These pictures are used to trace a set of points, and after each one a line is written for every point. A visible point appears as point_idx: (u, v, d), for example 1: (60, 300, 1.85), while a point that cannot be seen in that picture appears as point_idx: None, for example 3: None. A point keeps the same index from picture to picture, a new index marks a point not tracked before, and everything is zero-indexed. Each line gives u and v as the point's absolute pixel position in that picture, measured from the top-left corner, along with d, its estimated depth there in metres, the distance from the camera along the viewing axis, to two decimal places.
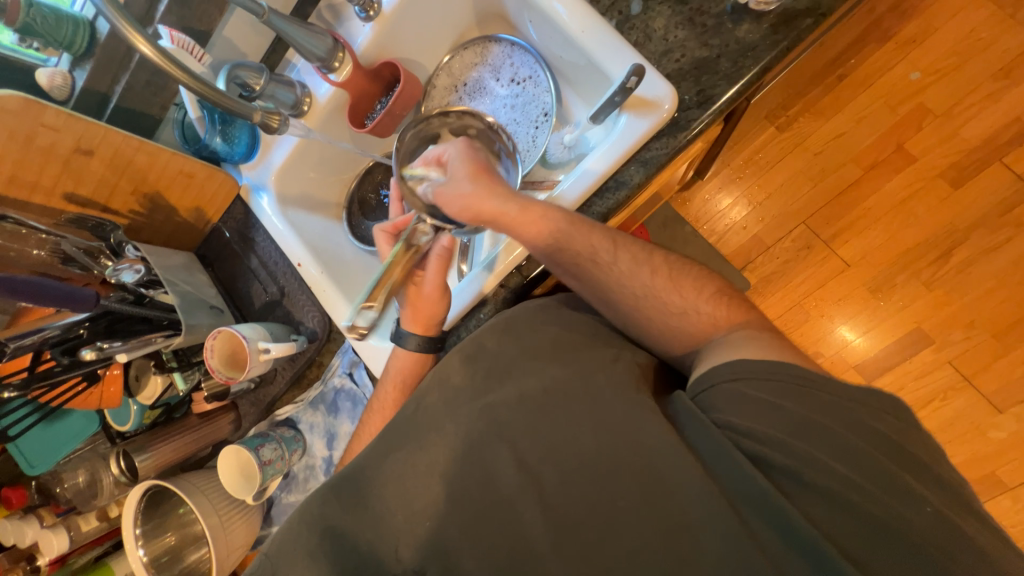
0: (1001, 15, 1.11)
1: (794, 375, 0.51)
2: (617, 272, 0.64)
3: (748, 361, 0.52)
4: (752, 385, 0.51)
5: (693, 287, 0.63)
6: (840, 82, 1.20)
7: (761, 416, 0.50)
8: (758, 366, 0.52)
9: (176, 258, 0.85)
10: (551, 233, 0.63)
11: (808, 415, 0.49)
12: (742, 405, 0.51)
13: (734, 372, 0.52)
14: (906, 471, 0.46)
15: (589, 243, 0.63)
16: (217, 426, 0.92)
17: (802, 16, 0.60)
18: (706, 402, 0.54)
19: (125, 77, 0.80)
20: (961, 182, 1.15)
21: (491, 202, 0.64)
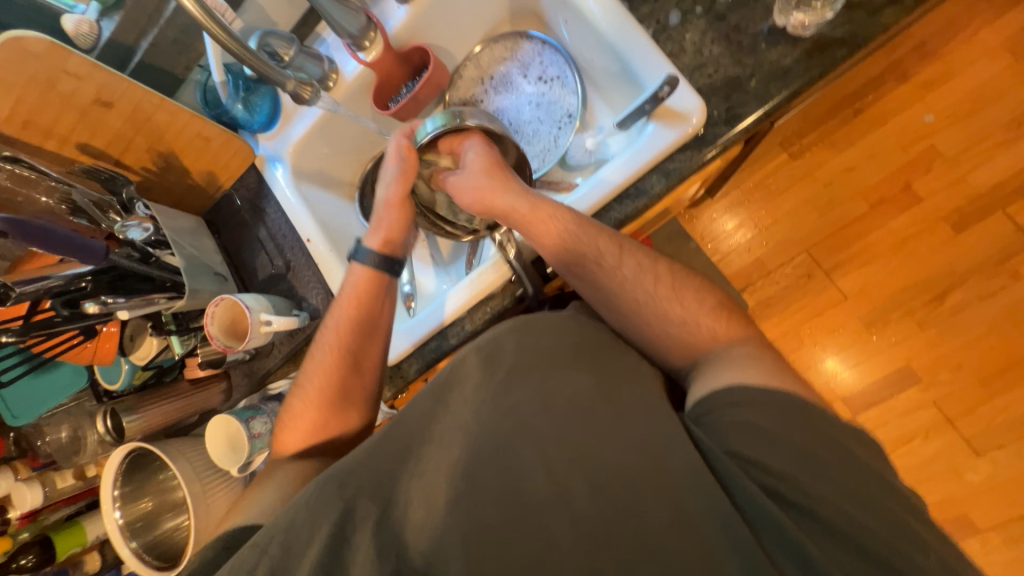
0: (1017, 68, 1.13)
1: (796, 404, 0.52)
2: (622, 276, 0.65)
3: (759, 391, 0.53)
4: (756, 411, 0.52)
5: (703, 302, 0.64)
6: (856, 116, 1.21)
7: (767, 446, 0.50)
8: (770, 395, 0.52)
9: (184, 221, 0.84)
10: (562, 231, 0.66)
11: (808, 446, 0.49)
12: (744, 429, 0.51)
13: (740, 395, 0.53)
14: (898, 503, 0.47)
15: (596, 245, 0.66)
16: (208, 395, 0.90)
17: (837, 46, 0.60)
18: (711, 425, 0.54)
19: (153, 32, 0.79)
20: (964, 227, 1.17)
21: (502, 197, 0.70)
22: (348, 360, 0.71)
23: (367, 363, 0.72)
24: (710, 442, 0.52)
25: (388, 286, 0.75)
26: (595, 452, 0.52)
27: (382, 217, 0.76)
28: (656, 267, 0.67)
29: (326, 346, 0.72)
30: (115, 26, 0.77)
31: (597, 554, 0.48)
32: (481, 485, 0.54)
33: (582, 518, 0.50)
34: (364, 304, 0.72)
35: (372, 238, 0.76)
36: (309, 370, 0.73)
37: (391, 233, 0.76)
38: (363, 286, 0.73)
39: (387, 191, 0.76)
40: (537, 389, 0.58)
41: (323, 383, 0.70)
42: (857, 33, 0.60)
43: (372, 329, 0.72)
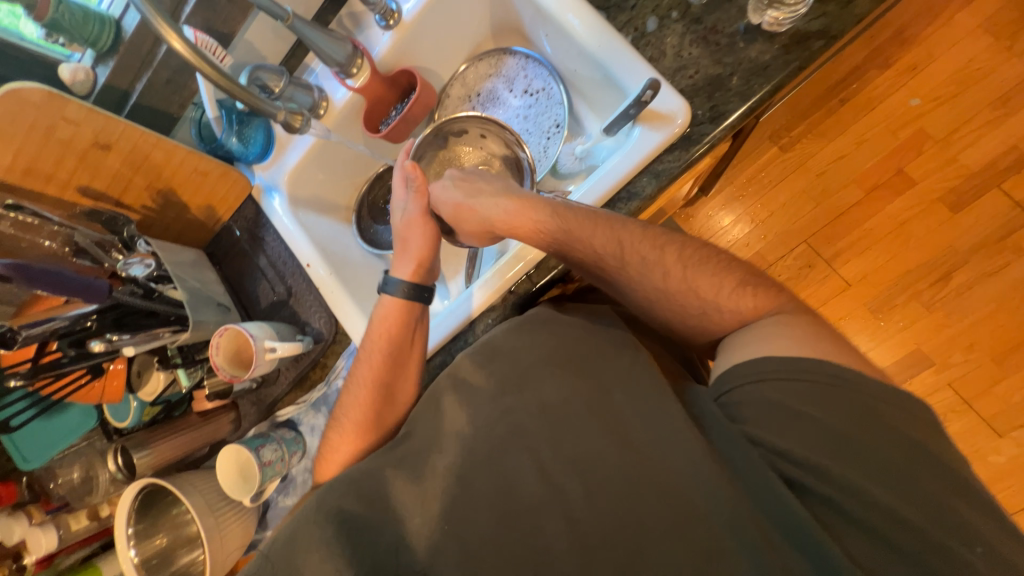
0: (997, 47, 1.14)
1: (824, 374, 0.50)
2: (631, 276, 0.62)
3: (775, 362, 0.52)
4: (778, 389, 0.51)
5: (727, 282, 0.60)
6: (842, 105, 1.23)
7: (791, 429, 0.49)
8: (789, 365, 0.51)
9: (185, 255, 0.85)
10: (544, 232, 0.64)
11: (841, 428, 0.48)
12: (772, 411, 0.51)
13: (757, 375, 0.52)
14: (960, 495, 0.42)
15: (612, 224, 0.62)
16: (218, 425, 0.91)
17: (814, 38, 0.61)
18: (731, 406, 0.54)
19: (147, 74, 0.81)
20: (961, 207, 1.17)
21: (482, 202, 0.69)
22: (382, 391, 0.70)
23: (400, 395, 0.72)
24: (731, 427, 0.52)
25: (420, 314, 0.74)
26: (601, 456, 0.52)
27: (408, 241, 0.75)
28: (664, 240, 0.62)
29: (360, 380, 0.71)
30: (111, 72, 0.79)
31: (609, 561, 0.48)
32: (490, 497, 0.54)
33: (592, 525, 0.49)
34: (396, 335, 0.72)
35: (403, 268, 0.74)
36: (344, 406, 0.72)
37: (422, 256, 0.74)
38: (394, 319, 0.72)
39: (405, 212, 0.76)
40: (542, 398, 0.57)
41: (360, 420, 0.69)
42: (832, 24, 0.61)
43: (406, 359, 0.72)
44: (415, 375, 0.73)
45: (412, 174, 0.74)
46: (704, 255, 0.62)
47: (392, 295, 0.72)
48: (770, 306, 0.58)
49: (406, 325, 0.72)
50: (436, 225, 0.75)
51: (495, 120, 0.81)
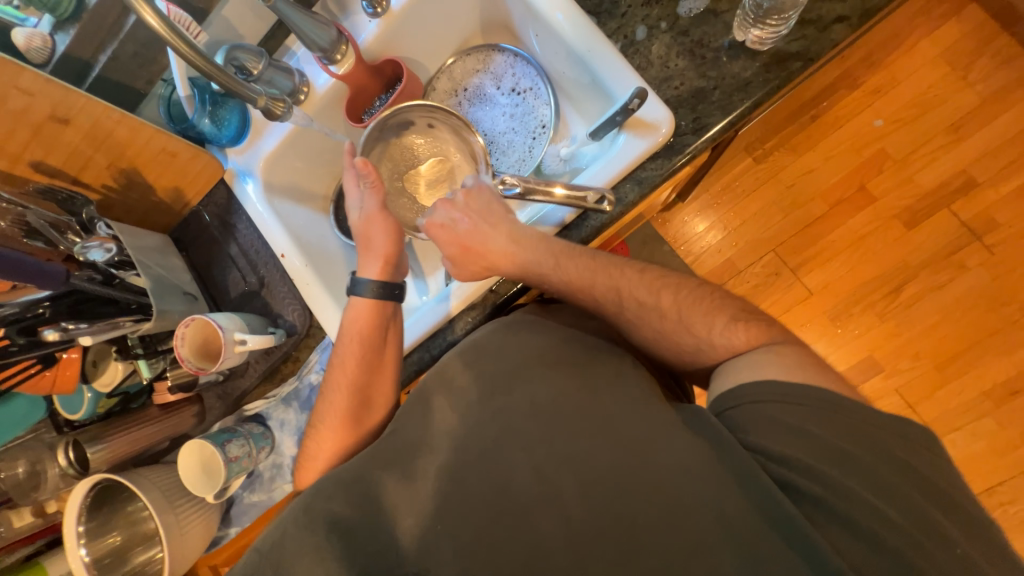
0: (953, 76, 1.22)
1: (828, 400, 0.50)
2: (625, 305, 0.63)
3: (781, 383, 0.51)
4: (782, 408, 0.50)
5: (718, 318, 0.59)
6: (813, 122, 1.28)
7: (798, 445, 0.48)
8: (790, 387, 0.51)
9: (150, 240, 0.81)
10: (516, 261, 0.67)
11: (844, 447, 0.48)
12: (776, 428, 0.50)
13: (756, 394, 0.52)
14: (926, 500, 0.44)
15: (613, 264, 0.65)
16: (181, 419, 0.86)
17: (792, 59, 0.64)
18: (732, 421, 0.53)
19: (112, 46, 0.76)
20: (915, 224, 1.24)
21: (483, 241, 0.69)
22: (359, 394, 0.69)
23: (378, 397, 0.71)
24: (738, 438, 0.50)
25: (392, 312, 0.73)
26: (579, 458, 0.53)
27: (370, 240, 0.73)
28: (652, 273, 0.64)
29: (337, 384, 0.70)
30: (71, 41, 0.74)
31: (584, 560, 0.48)
32: (468, 496, 0.54)
33: (567, 526, 0.50)
34: (367, 337, 0.70)
35: (369, 268, 0.73)
36: (321, 410, 0.70)
37: (388, 254, 0.73)
38: (365, 319, 0.71)
39: (362, 210, 0.74)
40: (522, 398, 0.57)
41: (338, 423, 0.69)
42: (810, 47, 0.63)
43: (383, 361, 0.71)
44: (393, 376, 0.72)
45: (366, 171, 0.72)
46: (695, 292, 0.62)
47: (369, 294, 0.71)
48: (764, 337, 0.57)
49: (377, 325, 0.71)
50: (396, 219, 0.74)
51: (441, 109, 0.79)
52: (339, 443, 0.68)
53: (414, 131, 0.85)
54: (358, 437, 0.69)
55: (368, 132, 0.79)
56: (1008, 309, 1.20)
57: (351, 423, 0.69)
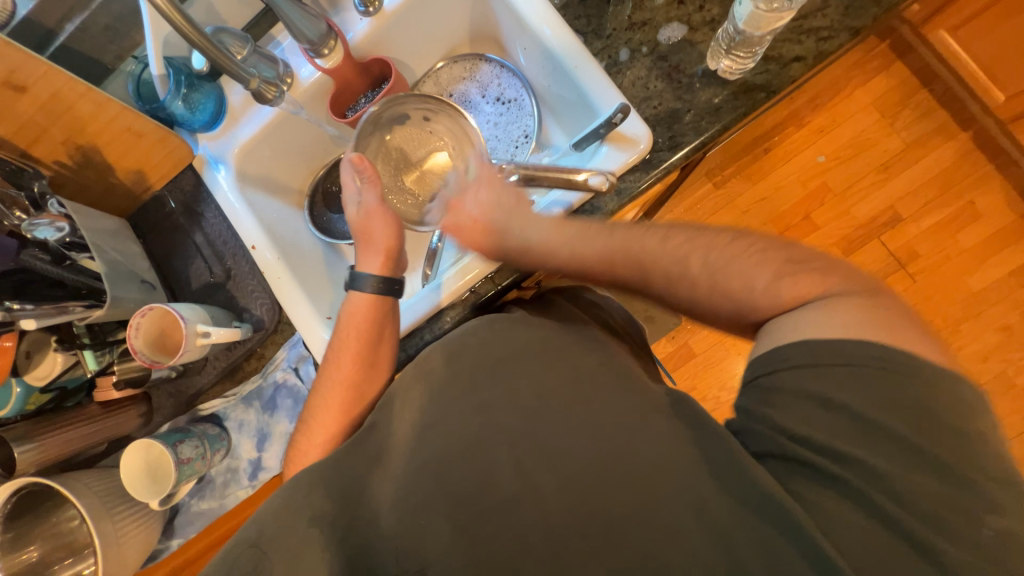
0: (883, 122, 1.37)
1: (871, 356, 0.46)
2: (651, 279, 0.59)
3: (820, 342, 0.48)
4: (812, 376, 0.48)
5: (762, 273, 0.54)
6: (765, 154, 1.41)
7: (813, 420, 0.47)
8: (834, 347, 0.47)
9: (106, 223, 0.76)
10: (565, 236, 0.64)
11: (875, 415, 0.45)
12: (799, 400, 0.48)
13: (794, 358, 0.49)
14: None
15: (632, 238, 0.60)
16: (124, 420, 0.79)
17: (757, 90, 0.70)
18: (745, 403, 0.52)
19: (81, 16, 0.73)
20: (851, 252, 1.38)
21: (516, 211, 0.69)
22: (355, 392, 0.68)
23: (369, 394, 0.69)
24: (756, 421, 0.50)
25: (391, 308, 0.72)
26: (560, 453, 0.53)
27: (370, 234, 0.74)
28: (677, 237, 0.59)
29: (332, 379, 0.69)
30: (35, 6, 0.70)
31: (564, 553, 0.49)
32: (445, 493, 0.53)
33: (546, 520, 0.50)
34: (364, 334, 0.70)
35: (371, 263, 0.74)
36: (311, 406, 0.69)
37: (390, 248, 0.74)
38: (363, 314, 0.71)
39: (360, 204, 0.74)
40: (504, 394, 0.58)
41: (331, 419, 0.67)
42: (772, 81, 0.70)
43: (379, 358, 0.70)
44: (387, 372, 0.71)
45: (361, 166, 0.71)
46: (733, 246, 0.56)
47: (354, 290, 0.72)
48: (818, 289, 0.51)
49: (376, 320, 0.71)
50: (395, 214, 0.74)
51: (434, 98, 0.80)
52: (321, 438, 0.66)
53: (409, 125, 0.85)
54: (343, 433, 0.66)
55: (365, 118, 0.78)
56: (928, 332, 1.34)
57: (343, 421, 0.67)
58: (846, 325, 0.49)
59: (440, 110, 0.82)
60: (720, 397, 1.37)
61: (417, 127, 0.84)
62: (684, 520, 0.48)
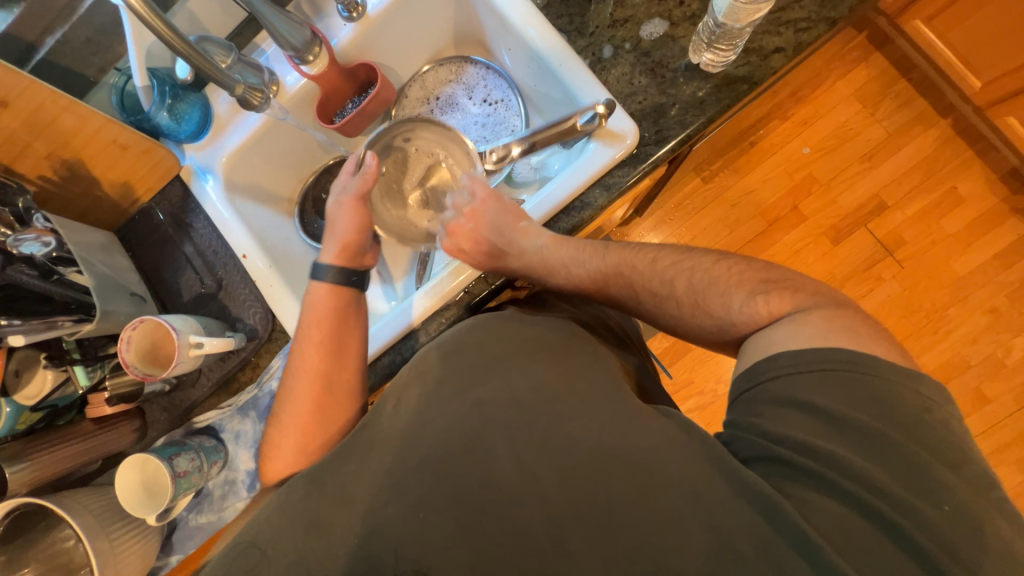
0: (865, 113, 1.40)
1: (841, 365, 0.50)
2: (642, 298, 0.65)
3: (796, 357, 0.52)
4: (794, 386, 0.52)
5: (738, 293, 0.59)
6: (751, 147, 1.42)
7: (798, 424, 0.50)
8: (809, 361, 0.51)
9: (93, 237, 0.75)
10: (567, 260, 0.68)
11: (851, 417, 0.49)
12: (786, 409, 0.51)
13: (774, 370, 0.53)
14: (881, 473, 0.47)
15: (626, 261, 0.66)
16: (117, 435, 0.78)
17: (739, 82, 0.71)
18: (747, 403, 0.54)
19: (62, 30, 0.72)
20: (839, 241, 1.40)
21: (513, 236, 0.70)
22: (325, 384, 0.67)
23: (340, 384, 0.67)
24: (750, 423, 0.53)
25: (353, 300, 0.72)
26: (559, 446, 0.53)
27: (334, 223, 0.74)
28: (665, 259, 0.64)
29: (299, 371, 0.68)
30: (14, 20, 0.69)
31: (565, 546, 0.49)
32: (446, 492, 0.53)
33: (547, 513, 0.50)
34: (331, 324, 0.69)
35: (328, 252, 0.74)
36: (282, 404, 0.68)
37: (346, 238, 0.73)
38: (326, 306, 0.70)
39: (341, 194, 0.75)
40: (501, 393, 0.58)
41: (303, 416, 0.65)
42: (754, 72, 0.71)
43: (347, 353, 0.69)
44: (357, 363, 0.69)
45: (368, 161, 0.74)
46: (710, 269, 0.61)
47: (337, 286, 0.71)
48: (789, 307, 0.56)
49: (345, 310, 0.71)
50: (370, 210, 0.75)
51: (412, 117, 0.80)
52: (300, 433, 0.65)
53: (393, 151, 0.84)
54: (321, 431, 0.65)
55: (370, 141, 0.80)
56: (918, 317, 1.36)
57: (318, 417, 0.66)
58: (821, 335, 0.52)
59: (421, 126, 0.82)
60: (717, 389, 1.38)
61: (402, 152, 0.84)
62: (682, 507, 0.48)
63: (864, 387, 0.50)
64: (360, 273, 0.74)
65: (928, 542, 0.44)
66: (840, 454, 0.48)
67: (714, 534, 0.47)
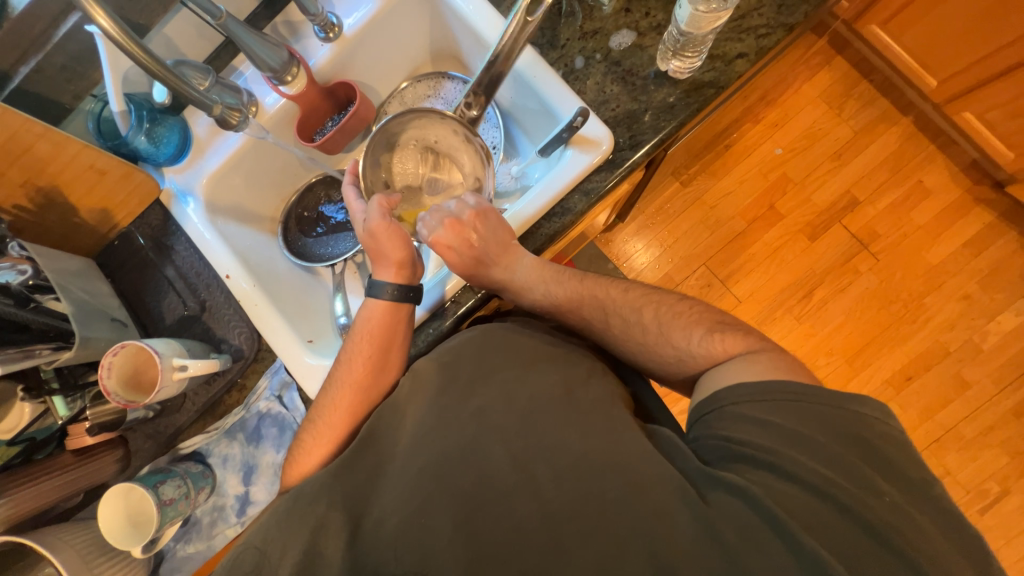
0: (831, 113, 1.45)
1: (788, 390, 0.52)
2: (607, 316, 0.66)
3: (746, 385, 0.54)
4: (748, 405, 0.53)
5: (696, 331, 0.62)
6: (727, 150, 1.47)
7: (752, 434, 0.51)
8: (760, 386, 0.53)
9: (72, 263, 0.74)
10: (546, 281, 0.69)
11: (802, 431, 0.50)
12: (741, 423, 0.52)
13: (734, 397, 0.54)
14: (856, 458, 0.49)
15: (600, 289, 0.68)
16: (100, 466, 0.76)
17: (707, 87, 0.74)
18: (706, 421, 0.56)
19: (37, 58, 0.72)
20: (816, 237, 1.44)
21: (500, 255, 0.69)
22: (362, 402, 0.67)
23: (364, 400, 0.67)
24: (709, 438, 0.54)
25: (406, 315, 0.71)
26: (549, 449, 0.54)
27: (380, 249, 0.71)
28: (636, 291, 0.67)
29: (341, 383, 0.68)
30: None
31: (560, 550, 0.49)
32: (438, 503, 0.52)
33: (540, 516, 0.51)
34: (379, 342, 0.68)
35: (384, 273, 0.72)
36: (310, 424, 0.67)
37: (401, 260, 0.71)
38: (378, 321, 0.69)
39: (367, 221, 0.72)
40: (488, 399, 0.58)
41: (331, 436, 0.65)
42: (720, 77, 0.74)
43: (389, 362, 0.68)
44: (394, 378, 0.69)
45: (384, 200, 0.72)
46: (674, 306, 0.65)
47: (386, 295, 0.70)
48: (742, 347, 0.59)
49: (393, 326, 0.69)
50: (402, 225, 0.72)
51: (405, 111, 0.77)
52: (310, 448, 0.65)
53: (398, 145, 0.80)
54: (351, 436, 0.66)
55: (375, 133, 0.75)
56: (896, 307, 1.40)
57: (344, 434, 0.65)
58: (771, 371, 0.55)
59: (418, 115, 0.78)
60: None
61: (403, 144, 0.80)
62: (675, 501, 0.49)
63: (817, 404, 0.51)
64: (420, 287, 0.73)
65: (906, 519, 0.46)
66: (813, 452, 0.49)
67: (703, 526, 0.48)
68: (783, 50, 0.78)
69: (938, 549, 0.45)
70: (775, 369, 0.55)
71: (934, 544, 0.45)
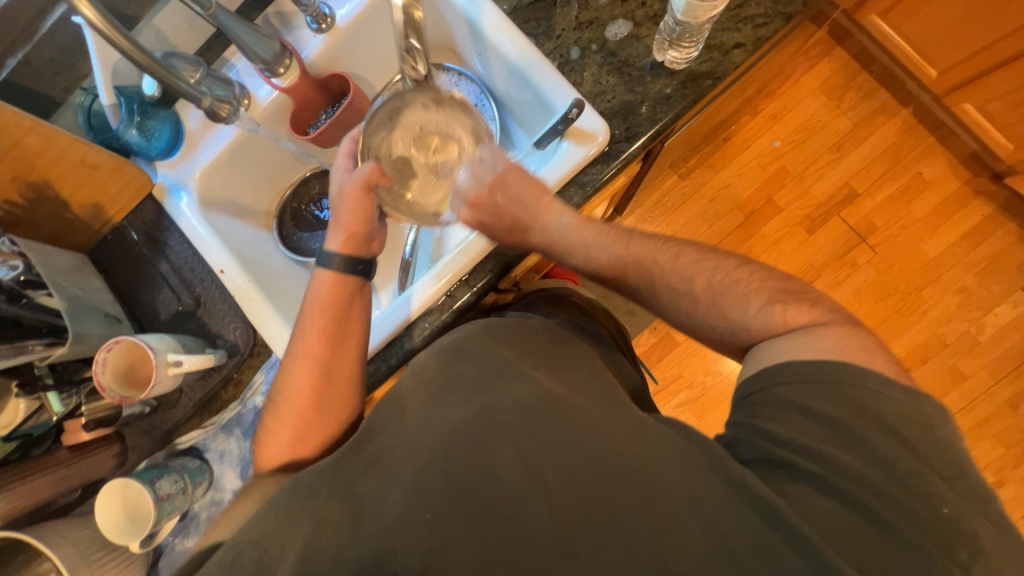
0: (830, 104, 1.44)
1: (841, 375, 0.51)
2: None
3: (798, 364, 0.53)
4: (794, 391, 0.53)
5: (754, 301, 0.59)
6: (725, 142, 1.46)
7: (798, 425, 0.51)
8: (810, 368, 0.52)
9: (64, 259, 0.74)
10: (589, 235, 0.68)
11: (850, 421, 0.50)
12: (789, 412, 0.52)
13: (780, 381, 0.53)
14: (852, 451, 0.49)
15: (647, 252, 0.66)
16: (97, 462, 0.76)
17: (704, 78, 0.74)
18: (751, 406, 0.55)
19: (24, 50, 0.71)
20: (815, 230, 1.43)
21: (534, 213, 0.69)
22: (325, 377, 0.67)
23: (352, 393, 0.67)
24: (752, 425, 0.53)
25: (358, 288, 0.72)
26: (545, 444, 0.54)
27: (338, 214, 0.72)
28: (687, 257, 0.64)
29: (297, 357, 0.68)
30: None
31: (556, 544, 0.49)
32: (435, 499, 0.52)
33: (537, 510, 0.51)
34: (332, 314, 0.69)
35: (334, 240, 0.72)
36: (274, 401, 0.68)
37: (357, 228, 0.72)
38: (327, 293, 0.70)
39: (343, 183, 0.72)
40: (485, 394, 0.58)
41: (297, 413, 0.66)
42: (717, 68, 0.74)
43: (347, 334, 0.69)
44: (360, 354, 0.70)
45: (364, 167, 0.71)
46: (733, 273, 0.62)
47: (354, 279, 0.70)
48: (805, 318, 0.57)
49: (344, 299, 0.70)
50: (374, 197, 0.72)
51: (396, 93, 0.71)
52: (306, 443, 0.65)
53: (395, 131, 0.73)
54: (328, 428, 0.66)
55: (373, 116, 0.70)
56: (893, 299, 1.40)
57: (313, 415, 0.66)
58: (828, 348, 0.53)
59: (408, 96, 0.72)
60: (705, 384, 1.39)
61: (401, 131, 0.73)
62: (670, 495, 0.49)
63: (865, 390, 0.51)
64: (368, 261, 0.73)
65: (899, 511, 0.46)
66: (857, 444, 0.49)
67: (698, 519, 0.48)
68: (780, 41, 0.77)
69: (931, 540, 0.45)
70: (840, 348, 0.53)
71: (928, 536, 0.45)
